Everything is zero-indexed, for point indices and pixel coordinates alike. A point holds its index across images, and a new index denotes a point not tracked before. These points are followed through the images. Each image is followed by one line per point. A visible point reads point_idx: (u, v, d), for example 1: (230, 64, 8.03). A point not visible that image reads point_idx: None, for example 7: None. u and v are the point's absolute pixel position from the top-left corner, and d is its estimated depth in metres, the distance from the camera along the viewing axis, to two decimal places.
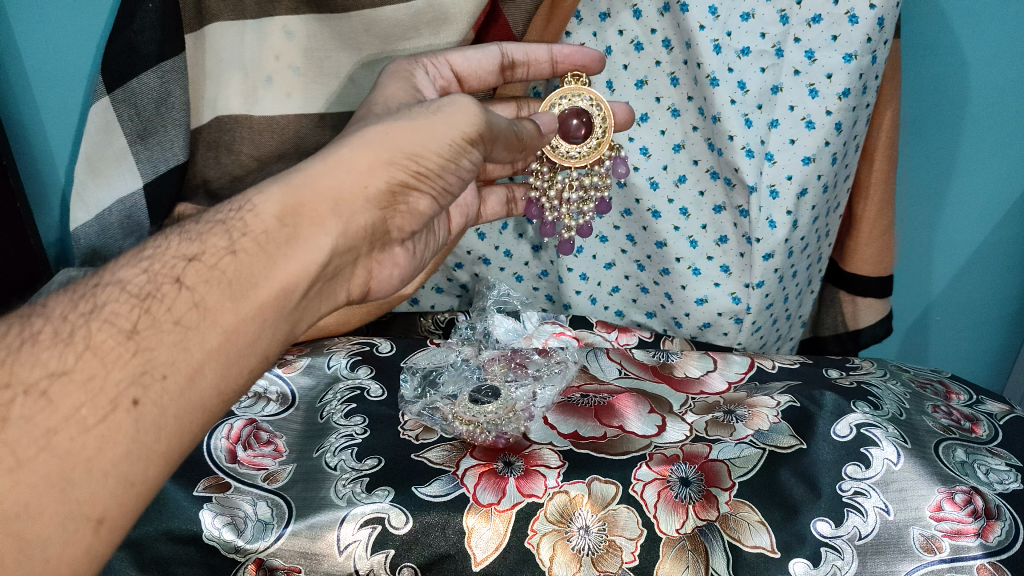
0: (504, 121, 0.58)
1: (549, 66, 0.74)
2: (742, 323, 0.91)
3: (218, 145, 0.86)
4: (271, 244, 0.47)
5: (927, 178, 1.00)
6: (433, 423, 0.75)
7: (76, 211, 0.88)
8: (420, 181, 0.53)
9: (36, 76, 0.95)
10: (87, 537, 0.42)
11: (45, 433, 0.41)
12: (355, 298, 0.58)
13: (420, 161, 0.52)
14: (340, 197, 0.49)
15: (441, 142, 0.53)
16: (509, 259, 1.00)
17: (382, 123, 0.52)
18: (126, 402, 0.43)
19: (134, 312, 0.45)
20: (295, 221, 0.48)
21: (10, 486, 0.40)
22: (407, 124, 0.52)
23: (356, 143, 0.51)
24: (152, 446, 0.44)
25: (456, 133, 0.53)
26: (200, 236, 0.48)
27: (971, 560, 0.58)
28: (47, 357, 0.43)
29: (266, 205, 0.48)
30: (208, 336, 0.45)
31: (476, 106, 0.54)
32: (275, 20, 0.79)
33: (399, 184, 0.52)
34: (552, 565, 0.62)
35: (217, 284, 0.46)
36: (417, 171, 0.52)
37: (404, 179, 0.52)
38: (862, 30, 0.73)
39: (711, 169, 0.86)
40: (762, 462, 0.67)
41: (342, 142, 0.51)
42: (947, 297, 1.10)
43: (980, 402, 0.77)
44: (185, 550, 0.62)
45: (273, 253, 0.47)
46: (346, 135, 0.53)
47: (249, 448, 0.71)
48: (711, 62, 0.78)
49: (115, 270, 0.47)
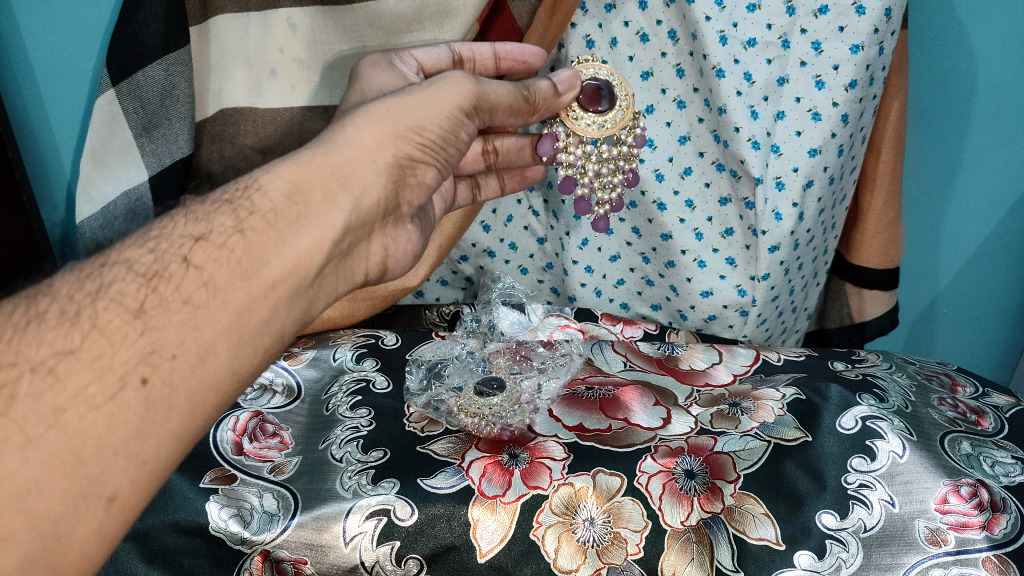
0: (506, 89, 0.59)
1: (493, 63, 0.72)
2: (748, 315, 0.91)
3: (222, 138, 0.85)
4: (279, 222, 0.47)
5: (934, 171, 0.99)
6: (439, 415, 0.75)
7: (82, 204, 0.88)
8: (425, 153, 0.54)
9: (41, 69, 0.95)
10: (99, 515, 0.42)
11: (53, 410, 0.41)
12: (372, 277, 0.58)
13: (422, 134, 0.53)
14: (348, 174, 0.50)
15: (438, 114, 0.54)
16: (514, 251, 1.00)
17: (382, 102, 0.53)
18: (135, 380, 0.43)
19: (141, 291, 0.44)
20: (305, 199, 0.48)
21: (20, 463, 0.40)
22: (407, 98, 0.53)
23: (359, 123, 0.51)
24: (164, 425, 0.44)
25: (455, 104, 0.55)
26: (207, 215, 0.48)
27: (977, 553, 0.58)
28: (53, 336, 0.43)
29: (274, 184, 0.48)
30: (218, 315, 0.45)
31: (468, 80, 0.56)
32: (279, 12, 0.79)
33: (407, 157, 0.53)
34: (558, 557, 0.62)
35: (226, 262, 0.46)
36: (422, 144, 0.53)
37: (411, 151, 0.53)
38: (869, 21, 0.73)
39: (717, 161, 0.86)
40: (767, 455, 0.68)
41: (345, 123, 0.52)
42: (953, 289, 1.09)
43: (986, 394, 0.77)
44: (191, 541, 0.64)
45: (282, 231, 0.47)
46: (349, 115, 0.53)
47: (255, 440, 0.72)
48: (717, 54, 0.77)
49: (122, 249, 0.47)
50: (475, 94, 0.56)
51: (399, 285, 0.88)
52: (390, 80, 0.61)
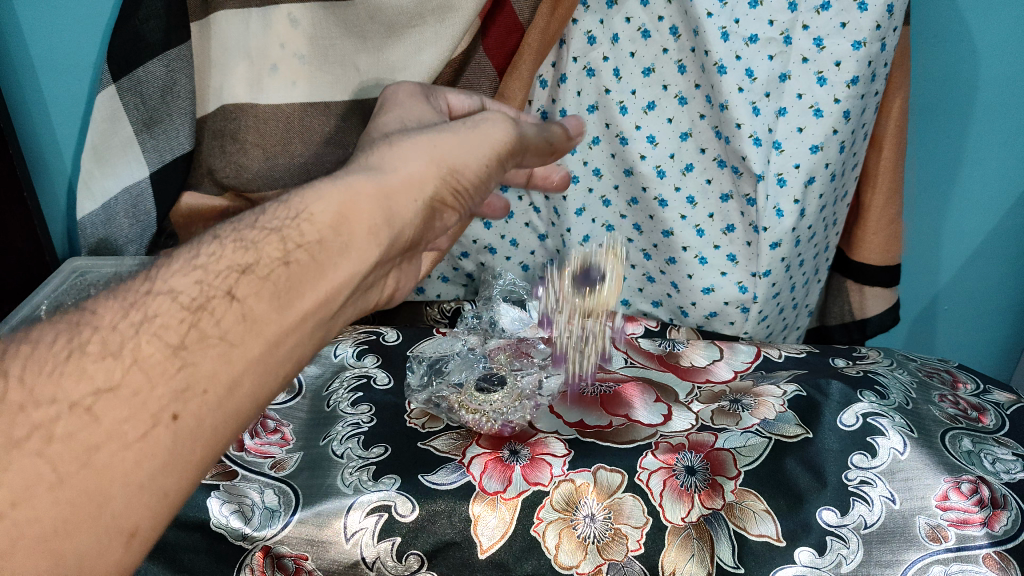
0: (537, 132, 0.58)
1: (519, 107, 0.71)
2: (749, 312, 0.91)
3: (224, 134, 0.85)
4: (321, 255, 0.47)
5: (936, 168, 0.99)
6: (439, 411, 0.75)
7: (83, 200, 0.88)
8: (459, 194, 0.54)
9: (42, 65, 0.95)
10: (119, 550, 0.41)
11: (86, 449, 0.40)
12: (382, 306, 0.58)
13: (462, 176, 0.53)
14: (390, 211, 0.49)
15: (479, 157, 0.53)
16: (515, 248, 1.00)
17: (427, 134, 0.52)
18: (167, 417, 0.42)
19: (183, 325, 0.44)
20: (347, 232, 0.47)
21: (50, 504, 0.39)
22: (452, 136, 0.52)
23: (406, 159, 0.50)
24: (189, 456, 0.43)
25: (492, 146, 0.54)
26: (254, 244, 0.47)
27: (977, 550, 0.58)
28: (93, 371, 0.42)
29: (321, 213, 0.47)
30: (252, 347, 0.45)
31: (506, 122, 0.55)
32: (280, 8, 0.79)
33: (443, 197, 0.52)
34: (558, 553, 0.63)
35: (265, 295, 0.45)
36: (458, 184, 0.53)
37: (447, 192, 0.52)
38: (871, 17, 0.73)
39: (718, 158, 0.85)
40: (767, 452, 0.68)
41: (394, 149, 0.51)
42: (953, 286, 1.09)
43: (987, 391, 0.77)
44: (191, 536, 0.64)
45: (322, 265, 0.47)
46: (389, 143, 0.52)
47: (256, 436, 0.72)
48: (718, 50, 0.77)
49: (167, 275, 0.46)
50: (511, 141, 0.56)
51: None
52: (424, 112, 0.60)
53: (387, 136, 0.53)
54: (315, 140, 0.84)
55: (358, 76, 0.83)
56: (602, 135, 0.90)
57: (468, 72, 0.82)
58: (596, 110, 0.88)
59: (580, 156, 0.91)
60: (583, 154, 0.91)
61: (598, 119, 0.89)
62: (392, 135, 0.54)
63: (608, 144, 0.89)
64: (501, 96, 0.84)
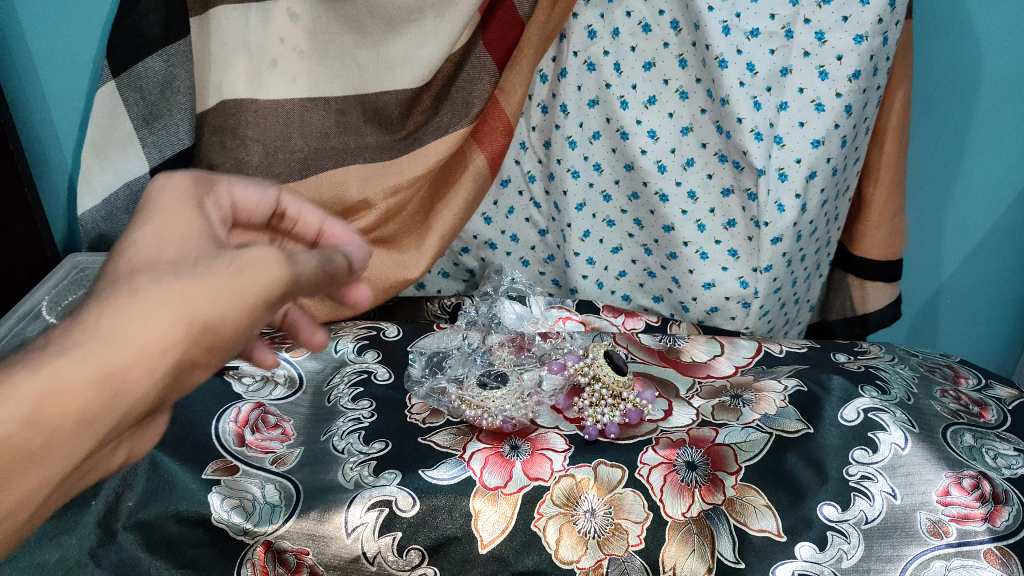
0: (313, 264, 0.40)
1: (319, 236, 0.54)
2: (750, 307, 0.90)
3: (224, 129, 0.84)
4: (10, 454, 0.35)
5: (939, 162, 0.99)
6: (440, 406, 0.76)
7: (82, 195, 0.86)
8: (216, 351, 0.38)
9: (42, 60, 0.94)
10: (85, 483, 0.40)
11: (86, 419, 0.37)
12: (134, 455, 0.46)
13: (220, 332, 0.37)
14: (115, 392, 0.36)
15: (245, 310, 0.37)
16: (515, 243, 1.00)
17: (178, 272, 0.37)
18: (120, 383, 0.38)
19: None
20: (49, 425, 0.35)
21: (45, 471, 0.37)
22: (206, 278, 0.36)
23: (137, 307, 0.35)
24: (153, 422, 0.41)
25: (262, 295, 0.37)
26: None
27: (979, 545, 0.58)
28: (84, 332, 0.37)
29: (10, 399, 0.34)
30: None
31: (280, 258, 0.38)
32: (280, 3, 0.80)
33: (191, 360, 0.37)
34: (558, 548, 0.63)
35: None
36: (208, 346, 0.37)
37: (196, 355, 0.37)
38: (873, 11, 0.74)
39: (719, 152, 0.85)
40: (768, 447, 0.68)
41: (123, 296, 0.36)
42: (956, 281, 1.09)
43: (989, 386, 0.77)
44: (194, 531, 0.63)
45: (13, 467, 0.35)
46: (123, 283, 0.36)
47: (257, 431, 0.72)
48: (720, 44, 0.77)
49: None
50: (285, 285, 0.38)
51: (399, 276, 0.86)
52: (182, 231, 0.41)
53: (128, 270, 0.37)
54: (314, 135, 0.84)
55: (359, 70, 0.82)
56: (602, 130, 0.89)
57: (467, 67, 0.81)
58: (596, 104, 0.87)
59: (580, 151, 0.90)
60: (583, 149, 0.90)
61: (598, 114, 0.88)
62: (139, 265, 0.38)
63: (608, 139, 0.89)
64: (502, 87, 0.84)
